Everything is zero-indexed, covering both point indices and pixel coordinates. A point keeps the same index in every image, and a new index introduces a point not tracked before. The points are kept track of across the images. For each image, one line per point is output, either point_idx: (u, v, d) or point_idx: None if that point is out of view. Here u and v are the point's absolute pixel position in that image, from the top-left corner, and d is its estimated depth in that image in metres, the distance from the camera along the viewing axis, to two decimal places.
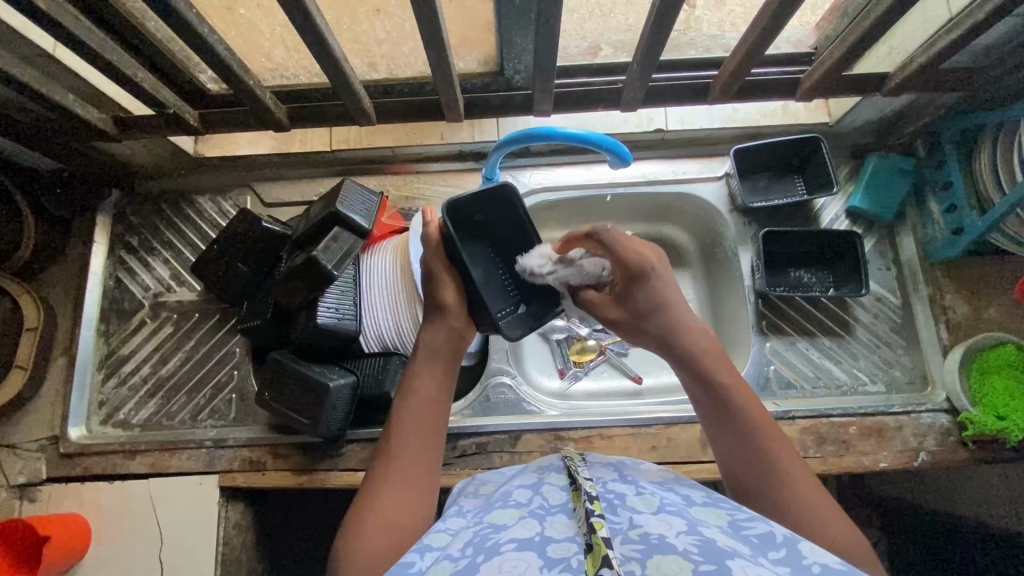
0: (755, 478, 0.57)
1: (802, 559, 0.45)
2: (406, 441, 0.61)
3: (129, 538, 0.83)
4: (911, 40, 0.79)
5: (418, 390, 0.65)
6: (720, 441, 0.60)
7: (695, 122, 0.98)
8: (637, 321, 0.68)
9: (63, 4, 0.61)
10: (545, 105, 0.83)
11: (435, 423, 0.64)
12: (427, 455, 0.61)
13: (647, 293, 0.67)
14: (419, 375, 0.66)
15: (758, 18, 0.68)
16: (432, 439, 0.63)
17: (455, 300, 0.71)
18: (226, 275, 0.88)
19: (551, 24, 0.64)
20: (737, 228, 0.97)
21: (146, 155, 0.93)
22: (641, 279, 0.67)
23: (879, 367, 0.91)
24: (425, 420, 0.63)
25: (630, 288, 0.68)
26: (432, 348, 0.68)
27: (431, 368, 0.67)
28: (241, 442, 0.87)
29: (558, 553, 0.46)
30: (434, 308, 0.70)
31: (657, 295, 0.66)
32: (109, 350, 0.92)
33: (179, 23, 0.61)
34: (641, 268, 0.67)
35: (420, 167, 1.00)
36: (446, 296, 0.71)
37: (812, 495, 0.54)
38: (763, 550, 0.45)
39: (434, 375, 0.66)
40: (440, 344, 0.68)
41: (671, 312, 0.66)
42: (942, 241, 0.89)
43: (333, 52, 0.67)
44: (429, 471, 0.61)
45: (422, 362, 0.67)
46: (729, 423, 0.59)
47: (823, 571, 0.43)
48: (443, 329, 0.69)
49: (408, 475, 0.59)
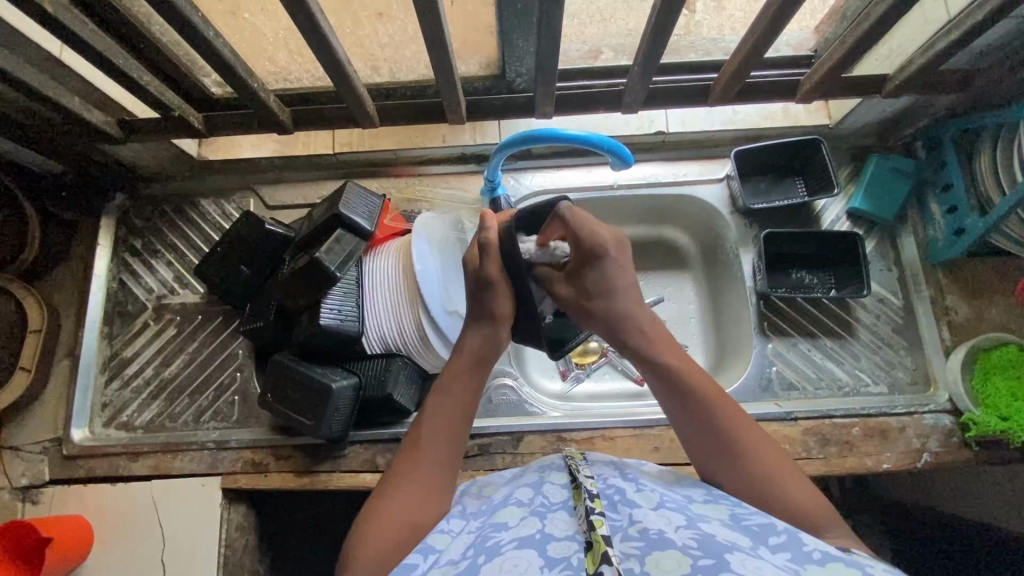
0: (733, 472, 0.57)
1: (802, 546, 0.45)
2: (434, 439, 0.62)
3: (132, 540, 0.83)
4: (910, 42, 0.80)
5: (453, 393, 0.65)
6: (692, 436, 0.60)
7: (695, 125, 0.98)
8: (585, 301, 0.68)
9: (69, 7, 0.62)
10: (546, 107, 0.84)
11: (464, 424, 0.64)
12: (452, 454, 0.62)
13: (600, 277, 0.67)
14: (456, 379, 0.66)
15: (758, 20, 0.68)
16: (458, 439, 0.63)
17: (507, 312, 0.69)
18: (231, 277, 0.89)
19: (553, 26, 0.64)
20: (739, 230, 0.97)
21: (151, 159, 0.93)
22: (595, 260, 0.67)
23: (881, 368, 0.91)
24: (456, 421, 0.63)
25: (582, 271, 0.68)
26: (476, 356, 0.68)
27: (470, 376, 0.67)
28: (244, 444, 0.87)
29: (558, 552, 0.45)
30: (487, 317, 0.69)
31: (607, 278, 0.67)
32: (112, 352, 0.93)
33: (185, 26, 0.62)
34: (596, 250, 0.67)
35: (422, 170, 1.01)
36: (499, 306, 0.69)
37: (805, 499, 0.54)
38: (763, 541, 0.46)
39: (474, 382, 0.67)
40: (485, 353, 0.68)
41: (617, 298, 0.67)
42: (942, 242, 0.89)
43: (336, 55, 0.67)
44: (451, 469, 0.61)
45: (464, 369, 0.67)
46: (700, 421, 0.60)
47: (822, 557, 0.44)
48: (491, 335, 0.69)
49: (431, 473, 0.60)
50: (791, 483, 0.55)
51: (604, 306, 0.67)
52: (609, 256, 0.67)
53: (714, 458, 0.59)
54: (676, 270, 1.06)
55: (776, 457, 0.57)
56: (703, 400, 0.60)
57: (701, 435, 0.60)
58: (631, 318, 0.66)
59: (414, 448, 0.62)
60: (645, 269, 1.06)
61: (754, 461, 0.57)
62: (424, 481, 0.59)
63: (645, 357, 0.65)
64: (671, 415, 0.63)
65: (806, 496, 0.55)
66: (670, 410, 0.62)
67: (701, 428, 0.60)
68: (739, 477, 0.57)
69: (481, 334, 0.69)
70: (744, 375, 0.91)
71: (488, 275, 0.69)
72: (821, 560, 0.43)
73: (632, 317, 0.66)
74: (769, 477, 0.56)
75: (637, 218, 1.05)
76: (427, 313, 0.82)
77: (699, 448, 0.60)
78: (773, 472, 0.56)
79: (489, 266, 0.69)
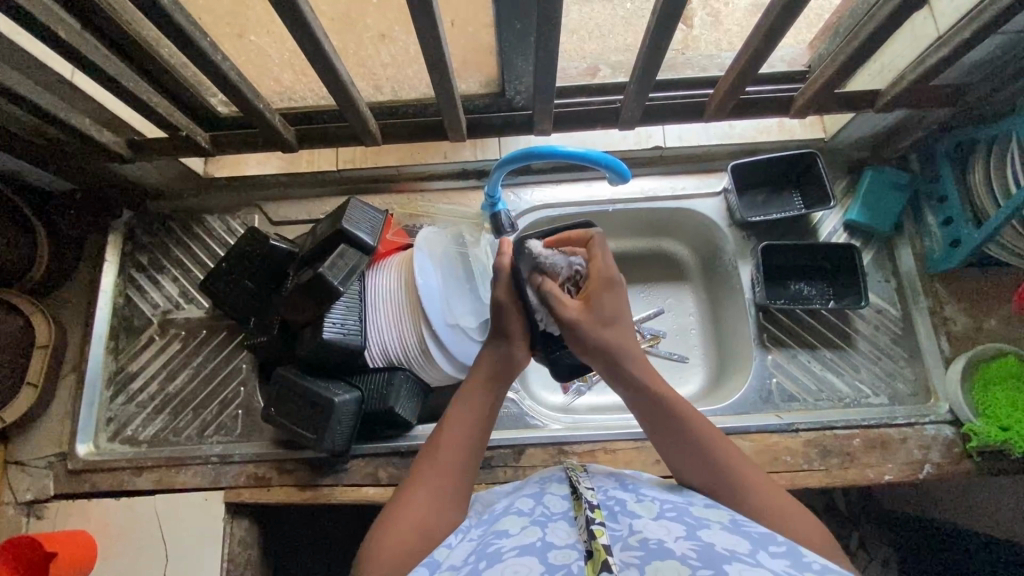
0: (710, 488, 0.58)
1: (801, 556, 0.46)
2: (451, 450, 0.62)
3: (135, 555, 0.84)
4: (901, 58, 0.82)
5: (469, 405, 0.66)
6: (680, 461, 0.60)
7: (694, 140, 1.00)
8: (598, 328, 0.65)
9: (83, 35, 0.64)
10: (545, 124, 0.85)
11: (481, 437, 0.64)
12: (466, 464, 0.62)
13: (612, 302, 0.67)
14: (472, 391, 0.67)
15: (750, 39, 0.70)
16: (476, 451, 0.63)
17: (522, 334, 0.70)
18: (235, 292, 0.90)
19: (551, 46, 0.66)
20: (737, 242, 0.98)
21: (157, 177, 0.95)
22: (612, 286, 0.68)
23: (881, 379, 0.91)
24: (473, 435, 0.64)
25: (597, 293, 0.67)
26: (493, 371, 0.68)
27: (486, 393, 0.67)
28: (247, 458, 0.88)
29: (559, 559, 0.46)
30: (501, 335, 0.70)
31: (618, 306, 0.67)
32: (117, 367, 0.94)
33: (194, 51, 0.63)
34: (614, 277, 0.68)
35: (423, 186, 1.02)
36: (513, 327, 0.70)
37: (782, 502, 0.56)
38: (765, 546, 0.47)
39: (491, 395, 0.67)
40: (501, 368, 0.68)
41: (622, 332, 0.66)
42: (939, 253, 0.90)
43: (340, 75, 0.69)
44: (466, 479, 0.62)
45: (479, 384, 0.68)
46: (693, 448, 0.60)
47: (823, 568, 0.44)
48: (506, 352, 0.69)
49: (445, 478, 0.60)
50: (762, 493, 0.56)
51: (616, 340, 0.65)
52: (619, 285, 0.68)
53: (695, 478, 0.59)
54: (675, 282, 1.07)
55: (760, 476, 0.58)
56: (687, 425, 0.60)
57: (684, 453, 0.60)
58: (632, 350, 0.65)
59: (431, 457, 0.62)
60: (645, 282, 1.07)
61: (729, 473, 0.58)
62: (441, 487, 0.60)
63: (639, 387, 0.63)
64: (662, 446, 0.62)
65: (782, 505, 0.56)
66: (657, 435, 0.62)
67: (690, 453, 0.60)
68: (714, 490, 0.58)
69: (495, 352, 0.69)
70: (745, 386, 0.92)
71: (498, 298, 0.71)
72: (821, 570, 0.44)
73: (631, 350, 0.65)
74: (740, 488, 0.57)
75: (636, 231, 1.06)
76: (430, 328, 0.83)
77: (688, 472, 0.60)
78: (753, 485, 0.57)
79: (499, 291, 0.71)
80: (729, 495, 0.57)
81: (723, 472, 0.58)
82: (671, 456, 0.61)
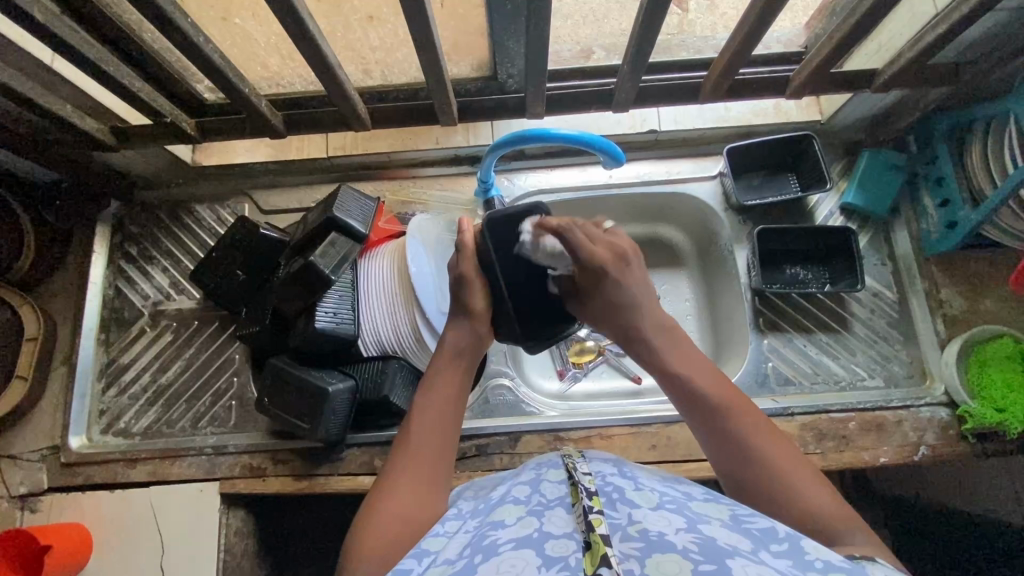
0: (751, 479, 0.56)
1: (804, 556, 0.45)
2: (425, 433, 0.62)
3: (130, 546, 0.83)
4: (899, 36, 0.80)
5: (438, 384, 0.66)
6: (724, 456, 0.58)
7: (688, 122, 0.99)
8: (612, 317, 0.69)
9: (61, 16, 0.62)
10: (538, 107, 0.84)
11: (454, 413, 0.65)
12: (443, 447, 0.62)
13: (614, 295, 0.68)
14: (441, 371, 0.68)
15: (743, 21, 0.69)
16: (450, 431, 0.64)
17: (483, 312, 0.71)
18: (225, 282, 0.89)
19: (542, 26, 0.64)
20: (733, 226, 0.97)
21: (145, 165, 0.94)
22: (601, 279, 0.69)
23: (877, 361, 0.91)
24: (446, 415, 0.64)
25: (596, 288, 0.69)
26: (457, 348, 0.69)
27: (453, 368, 0.68)
28: (242, 449, 0.87)
29: (556, 551, 0.45)
30: (464, 312, 0.70)
31: (620, 295, 0.68)
32: (109, 360, 0.93)
33: (175, 33, 0.62)
34: (599, 270, 0.68)
35: (415, 172, 1.01)
36: (475, 302, 0.71)
37: (810, 497, 0.53)
38: (764, 546, 0.45)
39: (460, 369, 0.68)
40: (467, 344, 0.69)
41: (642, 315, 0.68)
42: (937, 235, 0.89)
43: (327, 59, 0.67)
44: (443, 462, 0.62)
45: (447, 362, 0.68)
46: (731, 441, 0.57)
47: (825, 566, 0.43)
48: (471, 329, 0.70)
49: (425, 466, 0.60)
50: (798, 479, 0.54)
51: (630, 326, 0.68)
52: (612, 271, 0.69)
53: (744, 471, 0.56)
54: (671, 267, 1.06)
55: (800, 463, 0.56)
56: (727, 416, 0.59)
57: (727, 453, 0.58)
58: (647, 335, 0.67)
59: (407, 444, 0.62)
60: None
61: (750, 452, 0.56)
62: (422, 475, 0.60)
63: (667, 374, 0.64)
64: (703, 440, 0.60)
65: (809, 489, 0.54)
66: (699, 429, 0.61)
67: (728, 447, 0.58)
68: (744, 478, 0.56)
69: (461, 326, 0.70)
70: (742, 370, 0.92)
71: (463, 272, 0.71)
72: (822, 569, 0.43)
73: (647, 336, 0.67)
74: (782, 480, 0.54)
75: (632, 217, 1.06)
76: (423, 315, 0.82)
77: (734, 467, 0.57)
78: (789, 475, 0.55)
79: (463, 265, 0.71)
80: (772, 495, 0.54)
81: (755, 453, 0.56)
82: (713, 453, 0.59)
